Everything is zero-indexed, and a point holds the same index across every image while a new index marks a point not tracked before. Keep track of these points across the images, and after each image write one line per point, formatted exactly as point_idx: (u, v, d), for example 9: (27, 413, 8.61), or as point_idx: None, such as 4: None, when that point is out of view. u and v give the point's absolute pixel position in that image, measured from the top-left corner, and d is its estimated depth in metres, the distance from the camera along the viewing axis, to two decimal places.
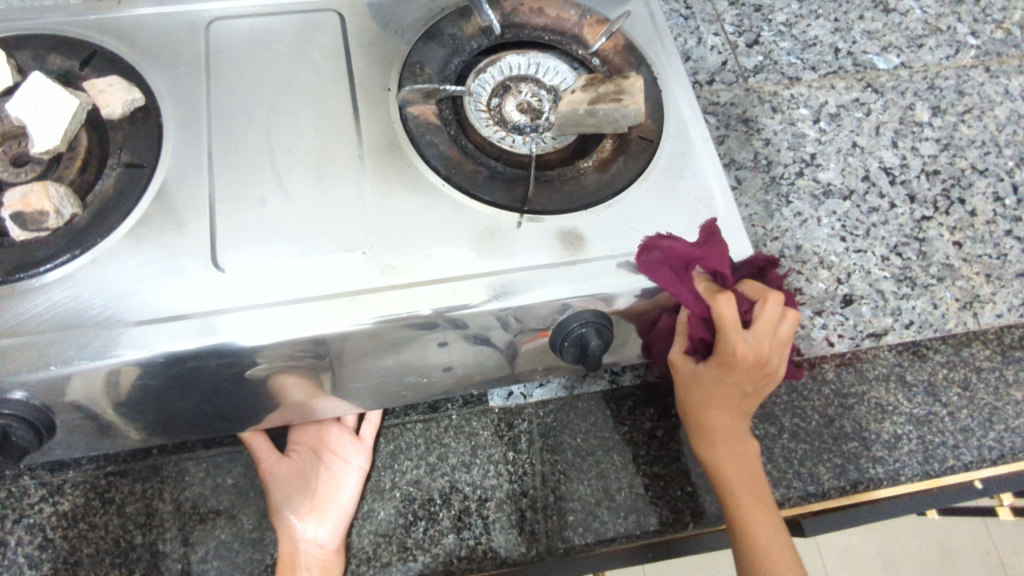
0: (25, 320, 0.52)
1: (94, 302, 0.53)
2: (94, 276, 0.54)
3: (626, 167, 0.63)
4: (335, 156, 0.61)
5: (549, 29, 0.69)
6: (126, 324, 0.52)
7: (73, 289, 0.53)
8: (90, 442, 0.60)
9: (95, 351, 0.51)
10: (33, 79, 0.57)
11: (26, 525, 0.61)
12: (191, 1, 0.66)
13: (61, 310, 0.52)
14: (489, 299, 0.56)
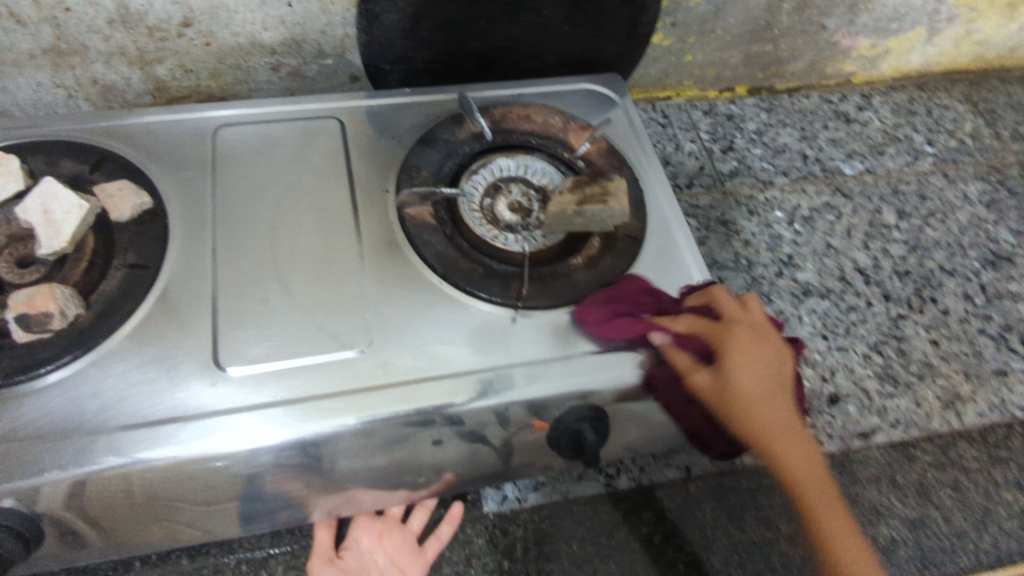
0: (18, 426, 0.50)
1: (92, 407, 0.51)
2: (89, 380, 0.53)
3: (615, 267, 0.63)
4: (335, 254, 0.60)
5: (536, 134, 0.71)
6: (121, 429, 0.50)
7: (71, 393, 0.52)
8: (64, 557, 0.56)
9: (87, 458, 0.49)
10: (48, 184, 0.59)
11: None
12: (199, 109, 0.68)
13: (56, 415, 0.51)
14: (474, 397, 0.54)
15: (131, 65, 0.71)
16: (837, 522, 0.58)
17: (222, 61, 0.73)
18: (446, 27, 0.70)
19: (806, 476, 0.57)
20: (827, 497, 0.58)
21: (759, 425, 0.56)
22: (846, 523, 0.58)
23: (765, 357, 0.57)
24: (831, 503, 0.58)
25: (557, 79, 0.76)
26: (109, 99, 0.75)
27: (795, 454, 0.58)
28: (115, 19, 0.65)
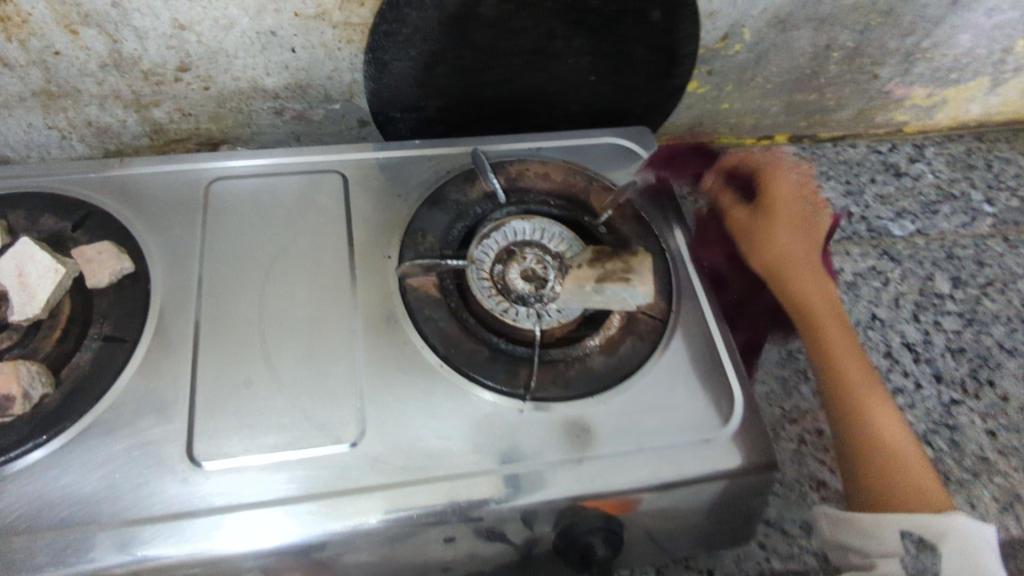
0: None
1: (56, 503, 0.47)
2: (78, 465, 0.48)
3: (636, 351, 0.57)
4: (328, 330, 0.56)
5: (555, 193, 0.65)
6: (86, 530, 0.46)
7: (35, 487, 0.47)
8: None
9: (48, 562, 0.44)
10: (24, 244, 0.55)
11: None
12: (195, 160, 0.64)
13: (17, 513, 0.46)
14: (490, 500, 0.49)
15: (126, 108, 0.67)
16: (891, 430, 0.59)
17: (223, 105, 0.69)
18: (461, 75, 0.65)
19: (851, 395, 0.61)
20: (886, 425, 0.59)
21: (829, 343, 0.64)
22: (900, 444, 0.58)
23: (826, 279, 0.68)
24: (887, 435, 0.59)
25: (580, 132, 0.70)
26: (105, 140, 0.71)
27: (846, 333, 0.65)
28: (107, 64, 0.62)
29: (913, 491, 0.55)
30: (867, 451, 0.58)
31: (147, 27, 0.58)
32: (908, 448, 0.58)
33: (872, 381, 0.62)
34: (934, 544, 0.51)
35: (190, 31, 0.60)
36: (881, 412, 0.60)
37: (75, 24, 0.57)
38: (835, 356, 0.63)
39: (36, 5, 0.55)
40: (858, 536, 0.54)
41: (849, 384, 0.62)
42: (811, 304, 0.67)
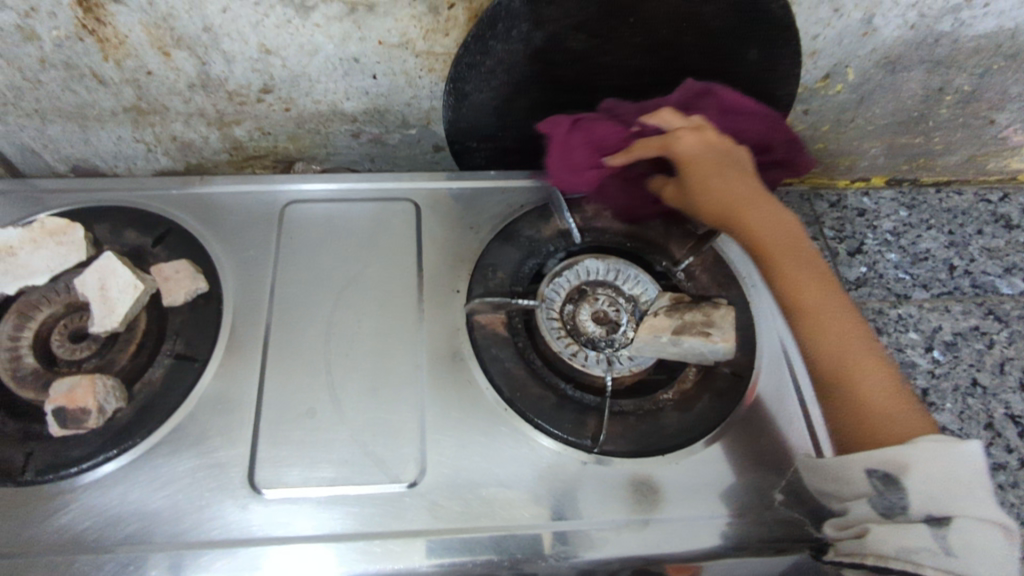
0: (48, 531, 0.47)
1: (121, 516, 0.47)
2: (143, 482, 0.49)
3: (714, 409, 0.53)
4: (393, 363, 0.54)
5: (631, 235, 0.62)
6: (148, 546, 0.46)
7: (102, 498, 0.48)
8: None
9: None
10: (106, 259, 0.56)
11: None
12: (275, 180, 0.64)
13: (85, 521, 0.47)
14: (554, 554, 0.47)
15: (209, 125, 0.68)
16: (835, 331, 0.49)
17: (302, 125, 0.69)
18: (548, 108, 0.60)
19: (808, 300, 0.50)
20: (835, 328, 0.49)
21: (761, 243, 0.52)
22: (870, 360, 0.47)
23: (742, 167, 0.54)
24: (853, 352, 0.48)
25: None
26: (187, 154, 0.73)
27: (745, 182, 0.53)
28: (195, 83, 0.63)
29: (888, 414, 0.45)
30: (830, 373, 0.48)
31: (235, 51, 0.59)
32: (871, 351, 0.48)
33: (798, 254, 0.51)
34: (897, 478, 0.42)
35: (276, 56, 0.60)
36: (825, 300, 0.50)
37: (168, 46, 0.58)
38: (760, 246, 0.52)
39: (133, 27, 0.56)
40: (827, 478, 0.47)
41: (794, 296, 0.50)
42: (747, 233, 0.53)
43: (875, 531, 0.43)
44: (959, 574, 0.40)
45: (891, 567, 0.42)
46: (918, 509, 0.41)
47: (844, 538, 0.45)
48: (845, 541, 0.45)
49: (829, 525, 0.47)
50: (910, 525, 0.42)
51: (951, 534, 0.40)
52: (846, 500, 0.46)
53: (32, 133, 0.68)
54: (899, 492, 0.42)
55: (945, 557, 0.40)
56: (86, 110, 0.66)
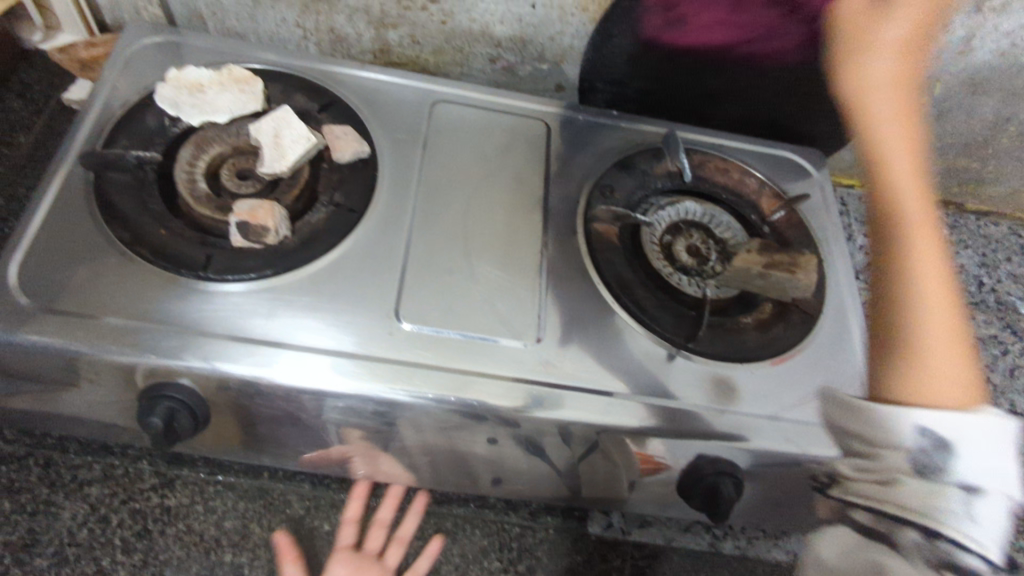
0: (164, 313, 0.52)
1: (222, 314, 0.53)
2: (270, 294, 0.55)
3: (788, 335, 0.62)
4: (521, 249, 0.62)
5: (728, 189, 0.71)
6: (240, 340, 0.51)
7: (218, 301, 0.54)
8: (201, 443, 0.56)
9: (203, 354, 0.50)
10: (284, 112, 0.63)
11: (83, 495, 0.56)
12: (427, 81, 0.72)
13: (199, 314, 0.52)
14: (523, 407, 0.52)
15: (369, 23, 0.74)
16: (939, 299, 0.56)
17: (448, 41, 0.75)
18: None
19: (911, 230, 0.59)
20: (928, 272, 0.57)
21: (881, 143, 0.61)
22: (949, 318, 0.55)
23: (910, 80, 0.62)
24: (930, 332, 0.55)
25: (762, 142, 0.76)
26: (336, 48, 0.78)
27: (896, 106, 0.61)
28: None
29: (936, 374, 0.53)
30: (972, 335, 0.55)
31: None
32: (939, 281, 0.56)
33: (910, 138, 0.61)
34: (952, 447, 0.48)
35: None
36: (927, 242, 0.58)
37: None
38: (877, 145, 0.61)
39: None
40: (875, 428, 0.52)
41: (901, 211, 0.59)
42: (877, 134, 0.61)
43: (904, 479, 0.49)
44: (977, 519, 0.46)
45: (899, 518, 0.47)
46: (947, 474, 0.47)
47: (864, 480, 0.52)
48: (859, 482, 0.52)
49: (851, 466, 0.53)
50: (945, 487, 0.47)
51: (980, 505, 0.46)
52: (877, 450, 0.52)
53: None
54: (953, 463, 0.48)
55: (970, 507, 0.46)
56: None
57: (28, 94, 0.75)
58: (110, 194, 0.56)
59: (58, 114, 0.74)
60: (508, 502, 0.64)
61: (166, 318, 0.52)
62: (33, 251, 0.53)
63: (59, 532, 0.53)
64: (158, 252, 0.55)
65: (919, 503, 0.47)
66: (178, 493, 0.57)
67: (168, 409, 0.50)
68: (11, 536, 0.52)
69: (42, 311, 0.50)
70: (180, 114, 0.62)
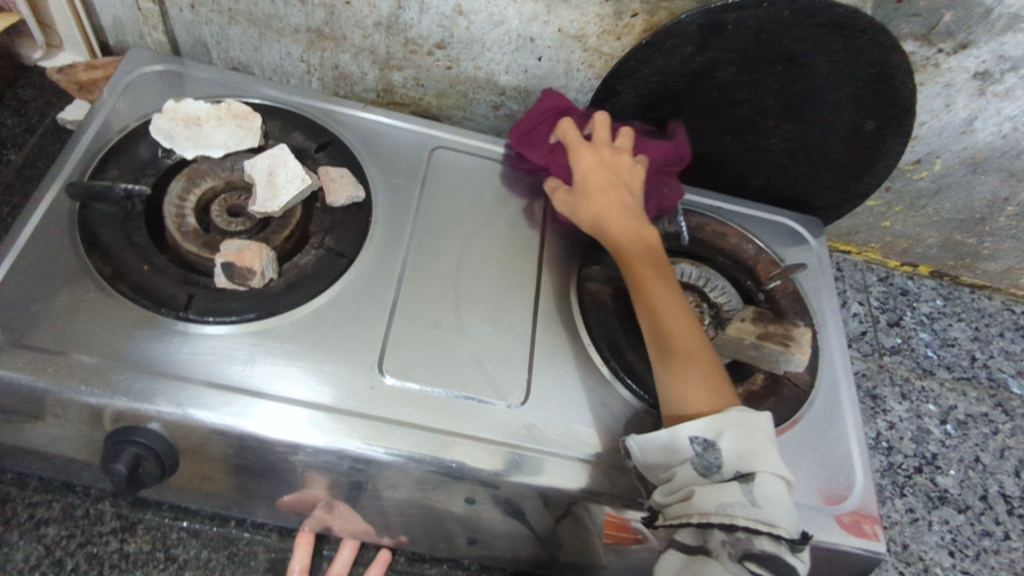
0: (153, 358, 0.50)
1: (201, 357, 0.51)
2: (250, 339, 0.53)
3: (777, 410, 0.60)
4: (512, 304, 0.61)
5: (723, 252, 0.70)
6: (216, 387, 0.50)
7: (206, 345, 0.52)
8: (165, 486, 0.54)
9: (177, 402, 0.48)
10: (281, 151, 0.62)
11: (36, 536, 0.53)
12: (427, 126, 0.71)
13: (184, 359, 0.51)
14: (502, 471, 0.51)
15: (374, 64, 0.73)
16: (684, 323, 0.55)
17: (453, 86, 0.74)
18: None
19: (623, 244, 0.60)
20: (674, 323, 0.55)
21: (620, 240, 0.60)
22: (706, 358, 0.54)
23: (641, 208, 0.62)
24: (691, 369, 0.53)
25: (760, 206, 0.75)
26: (339, 86, 0.77)
27: (642, 230, 0.60)
28: (382, 23, 0.68)
29: (690, 386, 0.53)
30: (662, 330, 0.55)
31: (433, 4, 0.65)
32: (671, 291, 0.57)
33: (658, 268, 0.58)
34: (714, 441, 0.49)
35: (465, 17, 0.66)
36: (654, 279, 0.58)
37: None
38: (622, 250, 0.59)
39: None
40: (657, 449, 0.51)
41: (659, 315, 0.56)
42: (607, 231, 0.60)
43: (698, 490, 0.48)
44: (766, 523, 0.47)
45: (711, 523, 0.46)
46: (731, 466, 0.48)
47: (673, 504, 0.49)
48: (671, 507, 0.49)
49: (658, 493, 0.50)
50: (727, 483, 0.48)
51: (754, 488, 0.48)
52: (673, 469, 0.50)
53: (214, 29, 0.72)
54: (718, 451, 0.49)
55: (752, 507, 0.47)
56: (270, 19, 0.70)
57: (23, 110, 0.74)
58: (96, 226, 0.55)
59: (52, 133, 0.73)
60: (483, 566, 0.61)
61: (139, 359, 0.50)
62: (9, 280, 0.52)
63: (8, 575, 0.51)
64: (139, 288, 0.53)
65: (714, 506, 0.47)
66: (138, 538, 0.55)
67: (134, 454, 0.49)
68: None
69: (12, 345, 0.49)
70: (174, 147, 0.61)
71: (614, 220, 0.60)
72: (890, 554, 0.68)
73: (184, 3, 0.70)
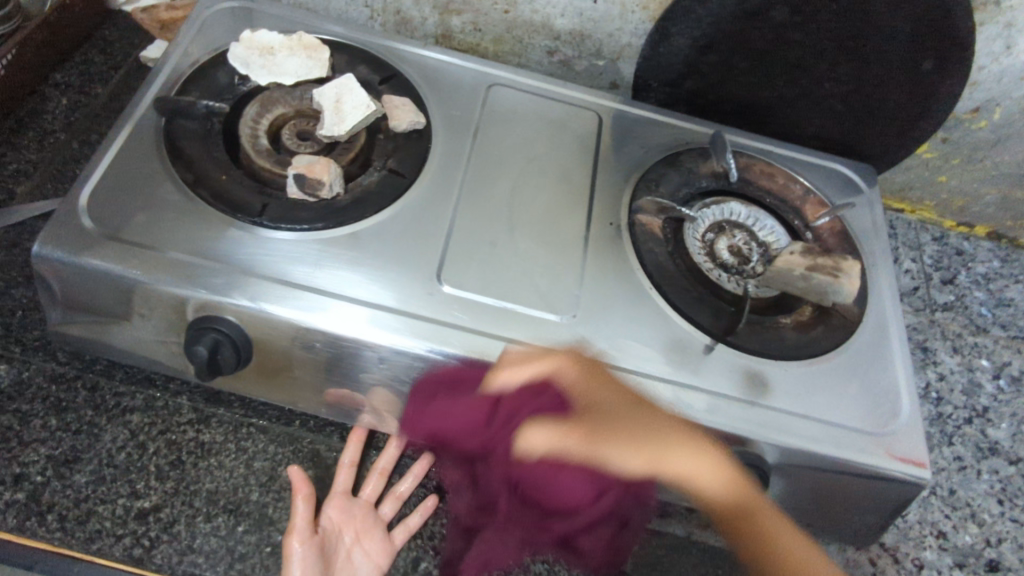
0: (234, 257, 0.54)
1: (276, 259, 0.55)
2: (318, 246, 0.56)
3: (824, 338, 0.61)
4: (563, 230, 0.63)
5: (773, 193, 0.70)
6: (289, 285, 0.53)
7: (280, 249, 0.55)
8: (238, 380, 0.57)
9: (256, 296, 0.52)
10: (348, 79, 0.64)
11: (124, 421, 0.58)
12: (485, 66, 0.74)
13: (261, 259, 0.54)
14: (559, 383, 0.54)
15: (435, 8, 0.76)
16: (707, 463, 0.52)
17: (510, 31, 0.76)
18: None
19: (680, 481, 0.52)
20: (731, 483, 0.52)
21: (682, 479, 0.52)
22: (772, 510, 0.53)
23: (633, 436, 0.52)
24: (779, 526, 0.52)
25: (814, 153, 0.76)
26: (400, 31, 0.80)
27: (675, 444, 0.52)
28: None
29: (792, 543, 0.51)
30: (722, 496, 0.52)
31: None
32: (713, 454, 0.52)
33: (699, 454, 0.52)
34: None
35: None
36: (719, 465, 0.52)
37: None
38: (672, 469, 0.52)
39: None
40: None
41: (697, 481, 0.52)
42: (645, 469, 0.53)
43: None
44: None
45: None
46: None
47: None
48: None
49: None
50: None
51: None
52: None
53: None
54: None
55: None
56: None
57: (109, 49, 0.79)
58: (179, 138, 0.59)
59: (135, 71, 0.78)
60: None
61: (219, 258, 0.54)
62: (104, 182, 0.56)
63: (103, 451, 0.56)
64: (218, 195, 0.57)
65: None
66: (212, 430, 0.59)
67: (212, 340, 0.52)
68: (57, 449, 0.56)
69: (109, 237, 0.53)
70: (249, 73, 0.64)
71: (634, 403, 0.53)
72: (936, 497, 0.68)
73: None
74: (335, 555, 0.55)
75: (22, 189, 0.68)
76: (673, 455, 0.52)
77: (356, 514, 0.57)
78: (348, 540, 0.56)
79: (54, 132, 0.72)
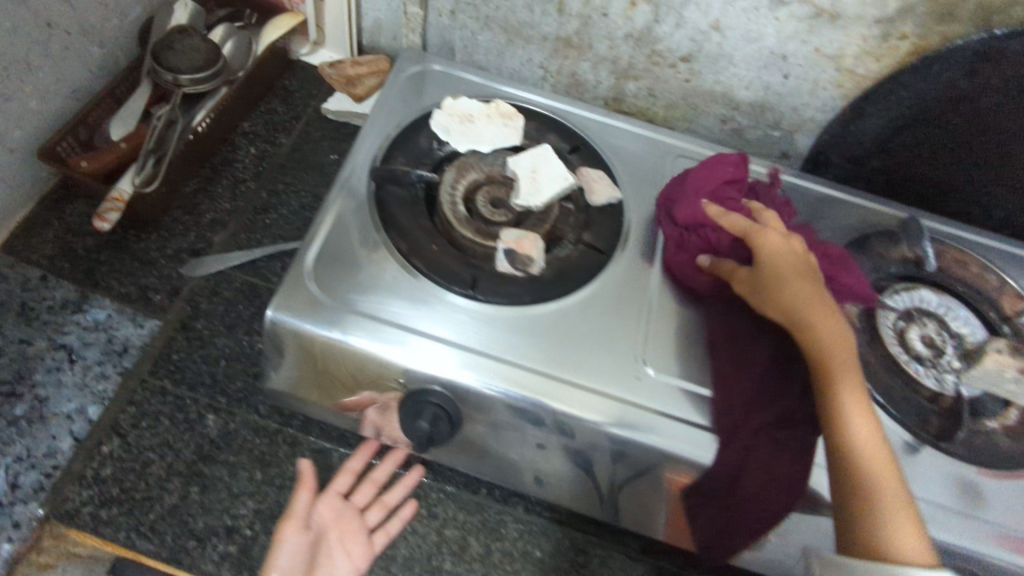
0: (450, 330, 0.55)
1: (491, 334, 0.55)
2: (529, 324, 0.56)
3: None
4: None
5: (969, 283, 0.67)
6: (505, 362, 0.53)
7: (493, 323, 0.56)
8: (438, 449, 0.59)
9: (476, 372, 0.53)
10: (545, 151, 0.65)
11: (326, 480, 0.61)
12: (668, 134, 0.72)
13: (475, 333, 0.55)
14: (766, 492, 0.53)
15: (612, 73, 0.74)
16: (861, 412, 0.50)
17: (686, 98, 0.74)
18: None
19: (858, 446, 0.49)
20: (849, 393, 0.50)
21: (859, 439, 0.49)
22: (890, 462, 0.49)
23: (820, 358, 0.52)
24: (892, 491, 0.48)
25: (1004, 237, 0.73)
26: (570, 91, 0.79)
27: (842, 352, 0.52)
28: (633, 35, 0.69)
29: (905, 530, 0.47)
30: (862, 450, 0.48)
31: (690, 19, 0.65)
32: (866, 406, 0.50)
33: (861, 391, 0.50)
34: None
35: (720, 34, 0.65)
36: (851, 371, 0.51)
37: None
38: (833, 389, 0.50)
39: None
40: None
41: (856, 441, 0.49)
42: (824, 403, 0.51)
43: None
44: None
45: None
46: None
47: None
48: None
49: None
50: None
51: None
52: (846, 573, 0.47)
53: (465, 33, 0.77)
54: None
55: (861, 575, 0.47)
56: (522, 26, 0.73)
57: (290, 99, 0.83)
58: (389, 206, 0.61)
59: (314, 122, 0.81)
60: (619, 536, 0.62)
61: (438, 329, 0.54)
62: (324, 247, 0.57)
63: None
64: (432, 265, 0.58)
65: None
66: (403, 491, 0.61)
67: (427, 412, 0.53)
68: (266, 502, 0.59)
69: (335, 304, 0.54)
70: (448, 139, 0.65)
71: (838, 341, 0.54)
72: None
73: (445, 9, 0.74)
74: (320, 551, 0.57)
75: (220, 239, 0.72)
76: (833, 363, 0.51)
77: (342, 513, 0.58)
78: (334, 539, 0.57)
79: (245, 182, 0.76)
